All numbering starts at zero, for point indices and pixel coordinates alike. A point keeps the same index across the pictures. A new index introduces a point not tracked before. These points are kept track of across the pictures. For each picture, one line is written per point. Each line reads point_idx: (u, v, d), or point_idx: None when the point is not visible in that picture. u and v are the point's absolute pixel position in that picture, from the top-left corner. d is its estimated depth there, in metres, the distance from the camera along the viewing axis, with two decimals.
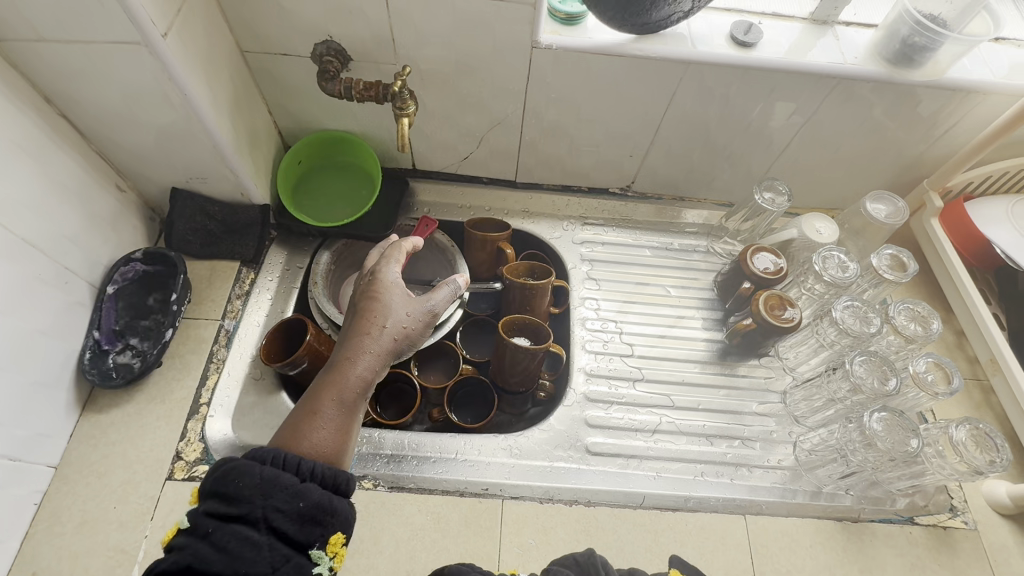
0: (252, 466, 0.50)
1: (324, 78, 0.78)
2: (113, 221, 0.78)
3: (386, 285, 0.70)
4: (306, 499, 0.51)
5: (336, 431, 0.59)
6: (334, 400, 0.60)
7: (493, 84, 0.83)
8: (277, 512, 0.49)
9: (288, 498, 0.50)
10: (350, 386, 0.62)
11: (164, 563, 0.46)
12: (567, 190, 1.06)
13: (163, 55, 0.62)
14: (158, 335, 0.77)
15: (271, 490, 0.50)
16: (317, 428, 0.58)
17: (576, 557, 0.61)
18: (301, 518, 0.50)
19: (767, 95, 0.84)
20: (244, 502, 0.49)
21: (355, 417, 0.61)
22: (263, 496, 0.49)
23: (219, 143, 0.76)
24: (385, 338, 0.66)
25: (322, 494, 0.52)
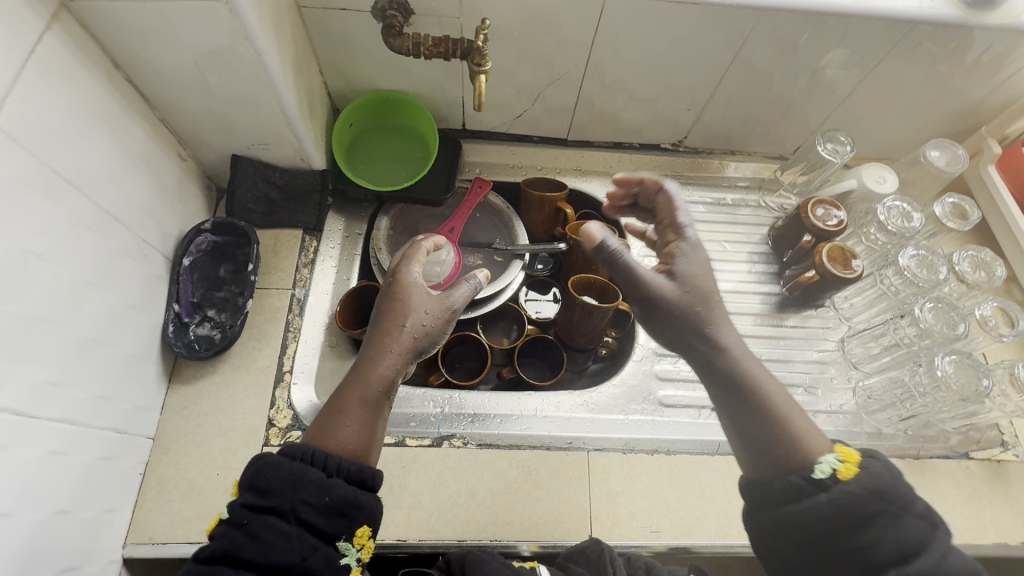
0: (282, 461, 0.54)
1: (391, 34, 0.75)
2: (177, 190, 0.76)
3: (407, 282, 0.70)
4: (332, 492, 0.53)
5: (361, 428, 0.59)
6: (359, 398, 0.60)
7: (558, 37, 0.81)
8: (305, 504, 0.51)
9: (314, 491, 0.52)
10: (372, 384, 0.62)
11: (208, 550, 0.50)
12: (619, 146, 1.05)
13: (242, 12, 0.59)
14: (236, 307, 0.77)
15: (298, 483, 0.52)
16: (342, 426, 0.58)
17: (584, 547, 0.65)
18: (329, 511, 0.52)
19: (837, 42, 0.82)
20: (275, 495, 0.52)
21: (379, 415, 0.61)
22: (291, 489, 0.52)
23: (286, 106, 0.73)
24: (407, 336, 0.66)
25: (346, 487, 0.54)
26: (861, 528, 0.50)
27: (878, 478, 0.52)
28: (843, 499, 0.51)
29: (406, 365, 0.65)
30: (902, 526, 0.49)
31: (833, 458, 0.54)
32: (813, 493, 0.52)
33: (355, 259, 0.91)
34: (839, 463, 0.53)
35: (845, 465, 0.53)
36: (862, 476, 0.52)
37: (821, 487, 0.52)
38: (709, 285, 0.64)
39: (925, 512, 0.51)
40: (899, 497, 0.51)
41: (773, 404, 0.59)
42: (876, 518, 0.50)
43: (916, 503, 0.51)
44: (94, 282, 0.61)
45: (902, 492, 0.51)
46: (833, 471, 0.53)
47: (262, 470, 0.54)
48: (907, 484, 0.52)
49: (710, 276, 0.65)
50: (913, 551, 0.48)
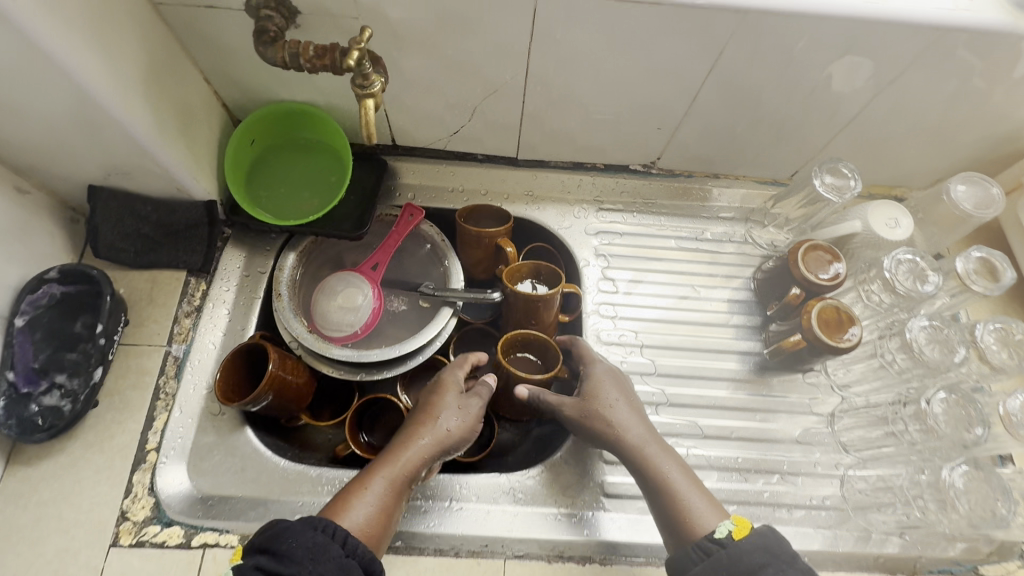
0: (307, 528, 0.50)
1: (262, 40, 0.58)
2: (16, 232, 0.63)
3: (452, 379, 0.67)
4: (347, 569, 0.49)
5: (379, 513, 0.56)
6: (385, 479, 0.58)
7: (486, 43, 0.64)
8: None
9: (333, 570, 0.49)
10: (402, 470, 0.59)
11: None
12: (579, 168, 0.88)
13: (13, 19, 0.45)
14: (89, 372, 0.65)
15: (319, 555, 0.49)
16: (362, 503, 0.56)
17: None
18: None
19: (843, 52, 0.64)
20: (293, 564, 0.48)
21: (398, 505, 0.58)
22: (311, 559, 0.48)
23: (131, 130, 0.59)
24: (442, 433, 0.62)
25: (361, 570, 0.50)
26: None
27: (767, 538, 0.54)
28: (737, 556, 0.53)
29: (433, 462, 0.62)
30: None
31: (727, 522, 0.56)
32: (712, 549, 0.54)
33: (255, 303, 0.77)
34: (733, 525, 0.55)
35: (738, 529, 0.55)
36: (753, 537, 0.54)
37: (719, 546, 0.54)
38: (615, 394, 0.67)
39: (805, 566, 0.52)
40: (783, 552, 0.53)
41: (672, 486, 0.60)
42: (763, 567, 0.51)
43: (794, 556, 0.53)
44: None
45: (784, 547, 0.53)
46: (729, 533, 0.54)
47: (278, 535, 0.50)
48: (791, 544, 0.54)
49: (622, 387, 0.68)
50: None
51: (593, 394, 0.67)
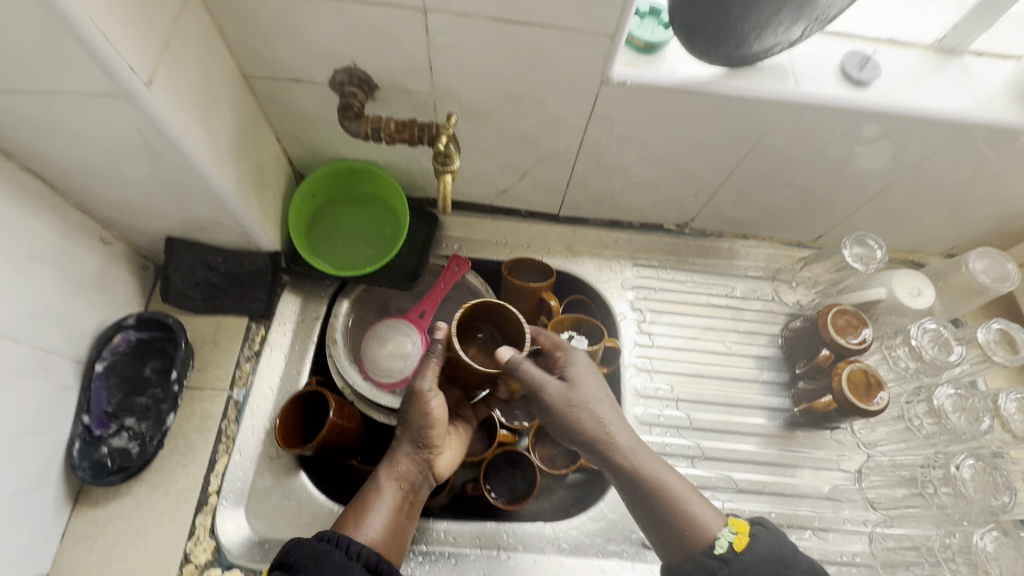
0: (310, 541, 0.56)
1: (347, 116, 0.63)
2: (97, 282, 0.66)
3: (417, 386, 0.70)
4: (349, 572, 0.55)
5: (384, 524, 0.63)
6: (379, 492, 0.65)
7: (547, 120, 0.69)
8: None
9: (335, 570, 0.54)
10: (394, 483, 0.66)
11: None
12: (616, 225, 0.93)
13: (148, 108, 0.48)
14: (158, 416, 0.67)
15: (322, 559, 0.54)
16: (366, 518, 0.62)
17: None
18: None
19: (873, 139, 0.70)
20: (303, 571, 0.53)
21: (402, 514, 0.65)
22: (315, 564, 0.54)
23: (221, 194, 0.62)
24: (415, 430, 0.68)
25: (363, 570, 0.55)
26: None
27: (766, 544, 0.57)
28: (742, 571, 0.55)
29: (422, 458, 0.68)
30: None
31: (728, 529, 0.58)
32: (718, 567, 0.56)
33: (310, 349, 0.80)
34: (734, 534, 0.57)
35: (738, 537, 0.57)
36: (754, 545, 0.57)
37: (722, 562, 0.56)
38: (598, 392, 0.65)
39: (808, 563, 0.56)
40: (785, 557, 0.56)
41: (667, 489, 0.60)
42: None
43: (804, 559, 0.57)
44: None
45: (786, 552, 0.57)
46: (730, 545, 0.57)
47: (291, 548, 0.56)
48: (789, 546, 0.58)
49: (600, 382, 0.66)
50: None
51: (581, 394, 0.64)
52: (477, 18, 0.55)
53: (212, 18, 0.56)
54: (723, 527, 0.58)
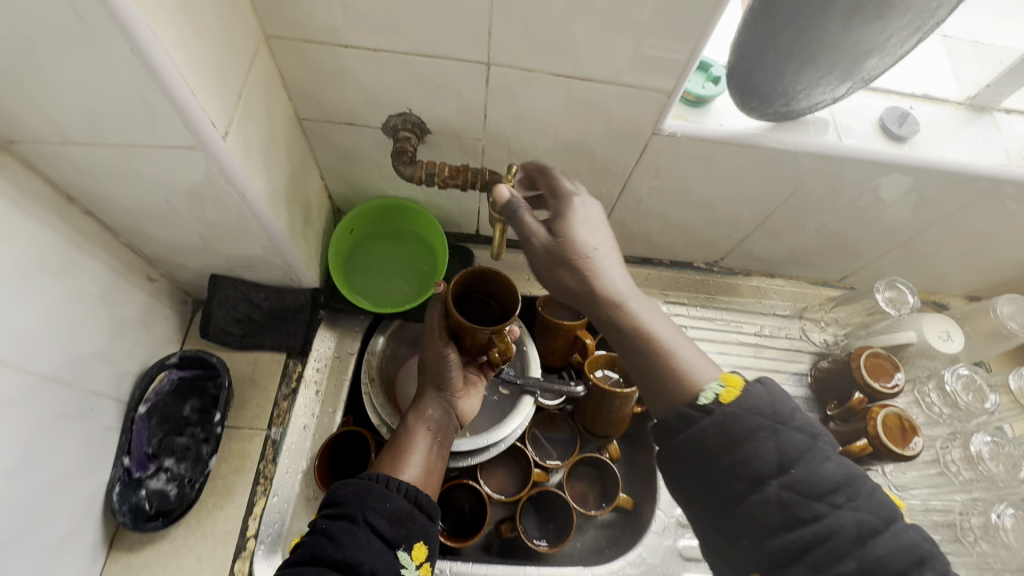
0: (351, 480, 0.56)
1: (401, 160, 0.65)
2: (142, 319, 0.66)
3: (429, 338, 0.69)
4: (392, 501, 0.54)
5: (421, 464, 0.61)
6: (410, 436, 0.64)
7: (594, 165, 0.71)
8: (373, 510, 0.53)
9: (378, 499, 0.54)
10: (423, 425, 0.65)
11: (294, 556, 0.51)
12: (647, 262, 0.94)
13: (224, 160, 0.49)
14: (198, 456, 0.67)
15: (366, 494, 0.54)
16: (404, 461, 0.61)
17: None
18: (392, 518, 0.53)
19: (909, 191, 0.72)
20: (345, 505, 0.53)
21: (436, 453, 0.64)
22: (359, 499, 0.53)
23: (277, 237, 0.63)
24: (438, 373, 0.67)
25: (405, 501, 0.55)
26: (736, 445, 0.43)
27: (759, 401, 0.45)
28: (726, 423, 0.44)
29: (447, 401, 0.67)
30: (783, 440, 0.43)
31: (714, 382, 0.46)
32: (699, 420, 0.45)
33: (345, 386, 0.78)
34: (721, 386, 0.46)
35: (726, 391, 0.45)
36: (745, 401, 0.45)
37: (703, 414, 0.45)
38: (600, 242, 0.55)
39: (804, 424, 0.45)
40: (778, 413, 0.45)
41: (654, 338, 0.51)
42: (761, 436, 0.43)
43: (803, 421, 0.45)
44: (17, 467, 0.50)
45: (778, 408, 0.45)
46: (715, 397, 0.45)
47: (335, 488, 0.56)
48: (787, 401, 0.46)
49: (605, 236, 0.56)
50: (793, 462, 0.43)
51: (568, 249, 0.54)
52: (540, 73, 0.58)
53: (276, 66, 0.59)
54: (709, 381, 0.46)
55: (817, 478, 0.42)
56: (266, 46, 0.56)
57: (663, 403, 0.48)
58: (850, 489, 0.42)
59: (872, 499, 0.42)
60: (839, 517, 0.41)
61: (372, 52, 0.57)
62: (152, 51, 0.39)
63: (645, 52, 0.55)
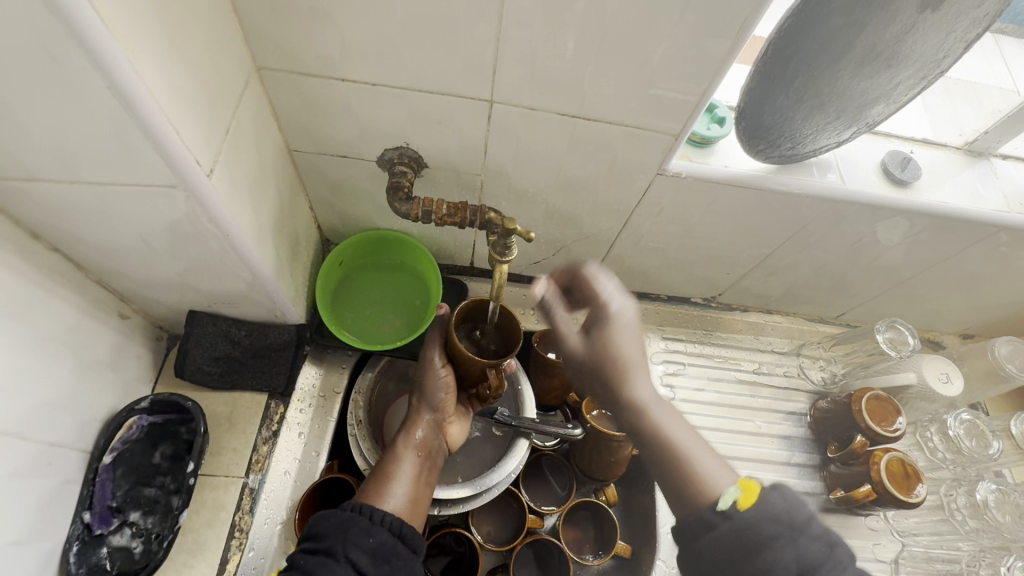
0: (333, 511, 0.50)
1: (396, 196, 0.63)
2: (111, 360, 0.61)
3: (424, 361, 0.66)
4: (375, 536, 0.48)
5: (407, 495, 0.57)
6: (397, 463, 0.60)
7: (595, 203, 0.69)
8: (355, 545, 0.47)
9: (360, 533, 0.48)
10: (412, 452, 0.61)
11: None
12: (644, 296, 0.92)
13: (207, 199, 0.46)
14: (168, 508, 0.61)
15: (347, 526, 0.48)
16: (390, 491, 0.57)
17: None
18: (375, 554, 0.47)
19: (910, 235, 0.72)
20: (325, 537, 0.47)
21: (423, 483, 0.60)
22: (340, 531, 0.47)
23: (260, 275, 0.59)
24: (430, 401, 0.64)
25: (389, 535, 0.49)
26: (755, 553, 0.43)
27: (777, 508, 0.45)
28: (742, 532, 0.44)
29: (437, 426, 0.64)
30: (801, 548, 0.43)
31: (732, 488, 0.47)
32: (716, 525, 0.46)
33: (329, 427, 0.73)
34: (739, 492, 0.46)
35: (744, 496, 0.46)
36: (763, 504, 0.45)
37: (722, 518, 0.46)
38: (633, 352, 0.61)
39: (821, 531, 0.44)
40: (796, 521, 0.44)
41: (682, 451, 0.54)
42: (779, 544, 0.43)
43: (821, 530, 0.44)
44: None
45: (795, 514, 0.45)
46: (734, 502, 0.46)
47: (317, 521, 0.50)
48: (804, 506, 0.46)
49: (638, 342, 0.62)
50: (813, 573, 0.42)
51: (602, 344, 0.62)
52: (544, 111, 0.56)
53: (267, 99, 0.56)
54: (729, 486, 0.48)
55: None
56: (257, 77, 0.53)
57: (678, 500, 0.51)
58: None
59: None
60: None
61: (370, 86, 0.55)
62: (133, 89, 0.36)
63: (655, 94, 0.53)
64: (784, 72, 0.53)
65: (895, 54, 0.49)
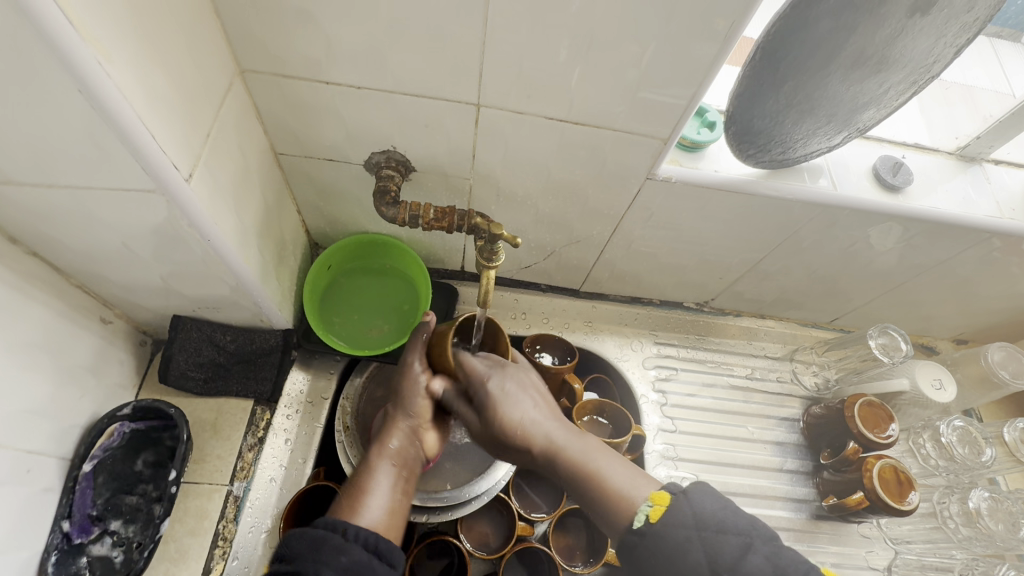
0: (308, 528, 0.48)
1: (384, 200, 0.62)
2: (92, 365, 0.60)
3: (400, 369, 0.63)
4: (348, 554, 0.46)
5: (384, 508, 0.54)
6: (374, 473, 0.57)
7: (585, 208, 0.69)
8: (327, 565, 0.44)
9: (332, 552, 0.45)
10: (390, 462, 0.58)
11: None
12: (636, 301, 0.91)
13: (186, 203, 0.45)
14: (149, 516, 0.60)
15: (320, 545, 0.46)
16: (366, 504, 0.54)
17: None
18: (347, 573, 0.44)
19: (902, 240, 0.71)
20: (296, 558, 0.45)
21: (402, 495, 0.57)
22: (313, 551, 0.45)
23: (244, 280, 0.58)
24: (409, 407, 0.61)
25: (364, 552, 0.46)
26: (672, 559, 0.46)
27: (687, 510, 0.48)
28: (657, 540, 0.48)
29: (417, 435, 0.61)
30: (709, 545, 0.46)
31: (645, 503, 0.50)
32: (636, 538, 0.49)
33: (317, 434, 0.72)
34: (649, 507, 0.50)
35: (655, 509, 0.49)
36: (671, 513, 0.48)
37: (639, 536, 0.49)
38: (527, 402, 0.60)
39: (730, 525, 0.47)
40: (702, 519, 0.47)
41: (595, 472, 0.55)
42: (687, 548, 0.46)
43: (731, 519, 0.47)
44: None
45: (701, 515, 0.47)
46: (646, 518, 0.49)
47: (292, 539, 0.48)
48: (714, 501, 0.48)
49: (531, 387, 0.61)
50: (722, 569, 0.45)
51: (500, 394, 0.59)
52: (532, 115, 0.56)
53: (252, 102, 0.55)
54: (640, 502, 0.51)
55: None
56: (241, 79, 0.53)
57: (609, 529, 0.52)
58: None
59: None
60: None
61: (356, 89, 0.54)
62: (106, 92, 0.35)
63: (643, 98, 0.53)
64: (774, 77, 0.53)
65: (885, 59, 0.49)
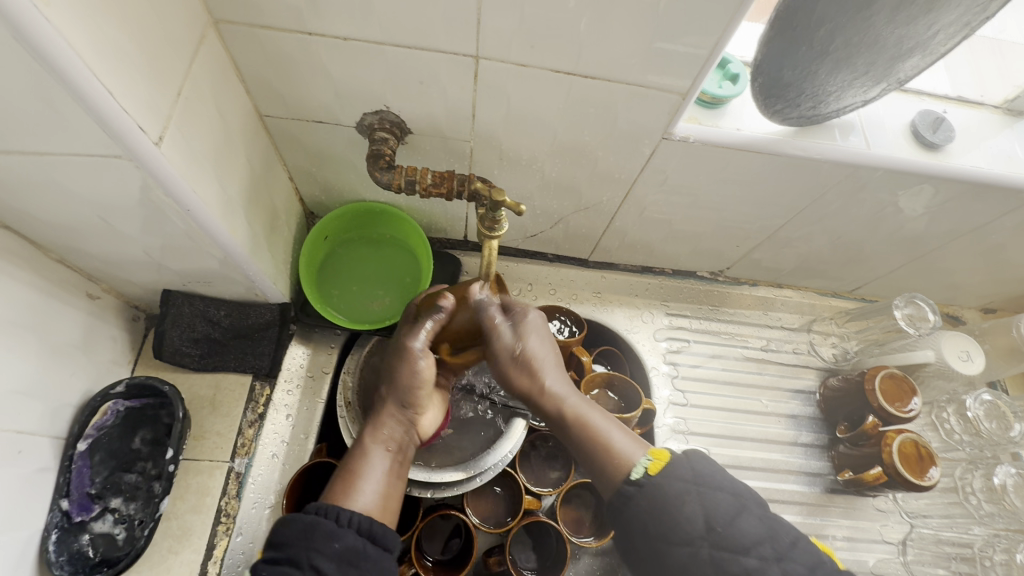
0: (299, 513, 0.46)
1: (378, 165, 0.58)
2: (80, 342, 0.58)
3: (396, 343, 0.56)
4: (341, 540, 0.44)
5: (381, 493, 0.51)
6: (373, 453, 0.54)
7: (595, 170, 0.64)
8: (319, 552, 0.43)
9: (324, 540, 0.44)
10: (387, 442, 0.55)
11: None
12: (647, 271, 0.87)
13: (159, 170, 0.41)
14: (150, 493, 0.59)
15: (311, 532, 0.44)
16: (363, 487, 0.51)
17: None
18: (340, 559, 0.43)
19: (937, 204, 0.66)
20: (289, 546, 0.44)
21: (398, 477, 0.54)
22: (304, 538, 0.44)
23: (231, 251, 0.54)
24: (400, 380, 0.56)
25: (357, 537, 0.45)
26: (666, 512, 0.47)
27: (683, 466, 0.50)
28: (654, 493, 0.48)
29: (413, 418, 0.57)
30: (705, 500, 0.48)
31: (644, 457, 0.51)
32: (627, 491, 0.50)
33: (319, 410, 0.70)
34: (648, 460, 0.50)
35: (655, 463, 0.50)
36: (670, 468, 0.50)
37: (636, 487, 0.49)
38: (543, 349, 0.58)
39: (726, 484, 0.49)
40: (701, 475, 0.49)
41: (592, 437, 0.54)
42: (684, 499, 0.47)
43: (726, 480, 0.49)
44: None
45: (700, 472, 0.49)
46: (645, 471, 0.50)
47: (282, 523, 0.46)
48: (710, 462, 0.51)
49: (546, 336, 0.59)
50: (718, 521, 0.47)
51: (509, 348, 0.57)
52: (537, 69, 0.51)
53: (231, 57, 0.51)
54: (639, 458, 0.51)
55: (740, 536, 0.46)
56: (215, 31, 0.48)
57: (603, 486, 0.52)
58: (773, 542, 0.46)
59: (796, 548, 0.46)
60: (759, 551, 0.46)
61: (343, 41, 0.49)
62: (49, 43, 0.31)
63: (659, 48, 0.47)
64: (807, 21, 0.47)
65: None
